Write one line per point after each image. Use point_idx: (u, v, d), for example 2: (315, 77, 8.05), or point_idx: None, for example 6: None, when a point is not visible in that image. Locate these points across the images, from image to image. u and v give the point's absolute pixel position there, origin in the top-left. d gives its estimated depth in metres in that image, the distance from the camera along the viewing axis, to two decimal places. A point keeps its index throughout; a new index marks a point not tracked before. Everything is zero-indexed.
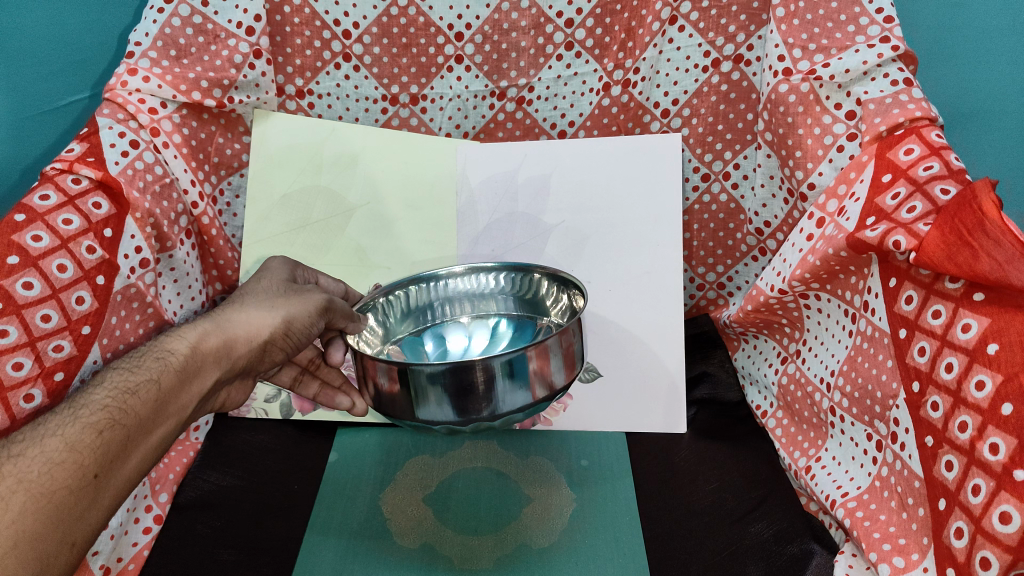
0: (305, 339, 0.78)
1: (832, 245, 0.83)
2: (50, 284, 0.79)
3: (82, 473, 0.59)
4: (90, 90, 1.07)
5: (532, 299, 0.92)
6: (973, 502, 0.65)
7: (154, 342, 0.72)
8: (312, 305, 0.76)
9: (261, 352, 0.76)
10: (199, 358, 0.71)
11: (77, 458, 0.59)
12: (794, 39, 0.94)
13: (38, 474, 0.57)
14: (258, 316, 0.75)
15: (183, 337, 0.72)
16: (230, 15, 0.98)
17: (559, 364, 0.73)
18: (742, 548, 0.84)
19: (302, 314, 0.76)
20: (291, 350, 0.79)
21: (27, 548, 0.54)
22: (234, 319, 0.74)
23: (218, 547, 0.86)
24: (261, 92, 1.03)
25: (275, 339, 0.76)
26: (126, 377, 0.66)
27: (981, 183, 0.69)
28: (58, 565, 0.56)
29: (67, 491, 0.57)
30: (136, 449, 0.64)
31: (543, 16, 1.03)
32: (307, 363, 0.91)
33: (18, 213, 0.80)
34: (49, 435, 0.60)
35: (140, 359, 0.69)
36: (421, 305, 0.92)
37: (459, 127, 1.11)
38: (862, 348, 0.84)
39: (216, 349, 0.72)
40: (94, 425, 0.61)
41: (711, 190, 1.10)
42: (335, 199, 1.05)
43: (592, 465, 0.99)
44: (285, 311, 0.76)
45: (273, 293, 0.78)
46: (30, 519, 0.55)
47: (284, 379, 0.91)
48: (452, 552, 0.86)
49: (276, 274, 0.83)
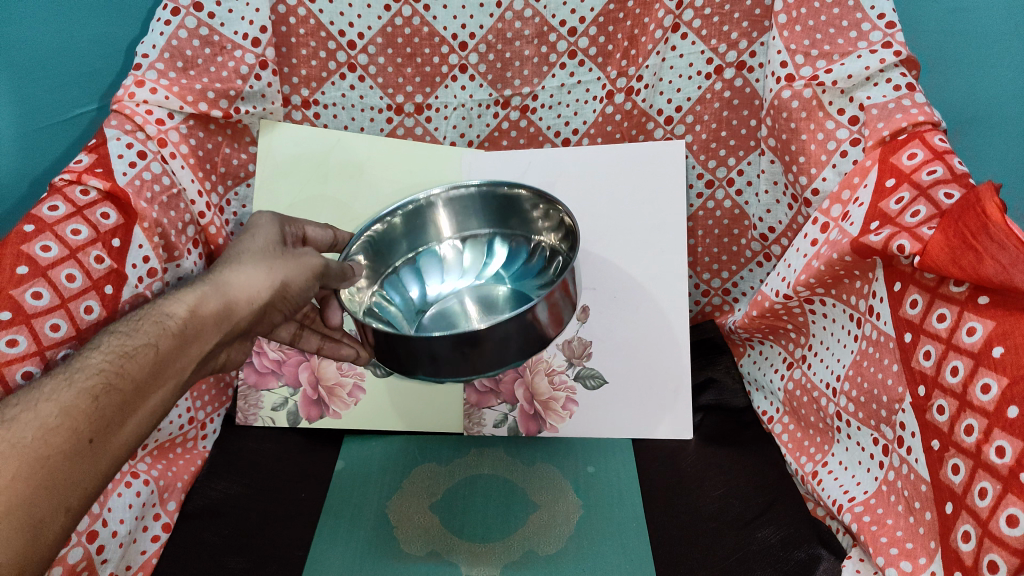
0: (303, 302, 0.78)
1: (836, 250, 0.84)
2: (59, 293, 0.79)
3: (77, 439, 0.59)
4: (97, 102, 1.08)
5: (510, 221, 0.94)
6: (980, 505, 0.65)
7: (153, 303, 0.71)
8: (312, 269, 0.76)
9: (261, 312, 0.76)
10: (198, 319, 0.70)
11: (71, 423, 0.59)
12: (796, 46, 0.94)
13: (31, 440, 0.57)
14: (257, 278, 0.74)
15: (183, 298, 0.71)
16: (235, 27, 0.99)
17: (549, 318, 0.76)
18: (749, 553, 0.86)
19: (301, 278, 0.75)
20: (290, 312, 0.79)
21: (21, 513, 0.55)
22: (233, 279, 0.73)
23: (226, 555, 0.87)
24: (267, 103, 1.04)
25: (275, 300, 0.75)
26: (124, 342, 0.66)
27: (985, 187, 0.68)
28: (52, 530, 0.57)
29: (60, 457, 0.58)
30: (133, 413, 0.64)
31: (546, 25, 1.03)
32: (304, 317, 0.89)
33: (27, 223, 0.81)
34: (44, 400, 0.60)
35: (137, 322, 0.68)
36: (395, 235, 0.93)
37: (464, 136, 1.12)
38: (867, 353, 0.84)
39: (216, 310, 0.71)
40: (88, 391, 0.61)
41: (715, 197, 1.10)
42: (341, 208, 1.06)
43: (598, 472, 0.99)
44: (283, 275, 0.75)
45: (269, 252, 0.77)
46: (22, 485, 0.55)
47: (285, 335, 0.89)
48: (460, 558, 0.87)
49: (273, 235, 0.81)
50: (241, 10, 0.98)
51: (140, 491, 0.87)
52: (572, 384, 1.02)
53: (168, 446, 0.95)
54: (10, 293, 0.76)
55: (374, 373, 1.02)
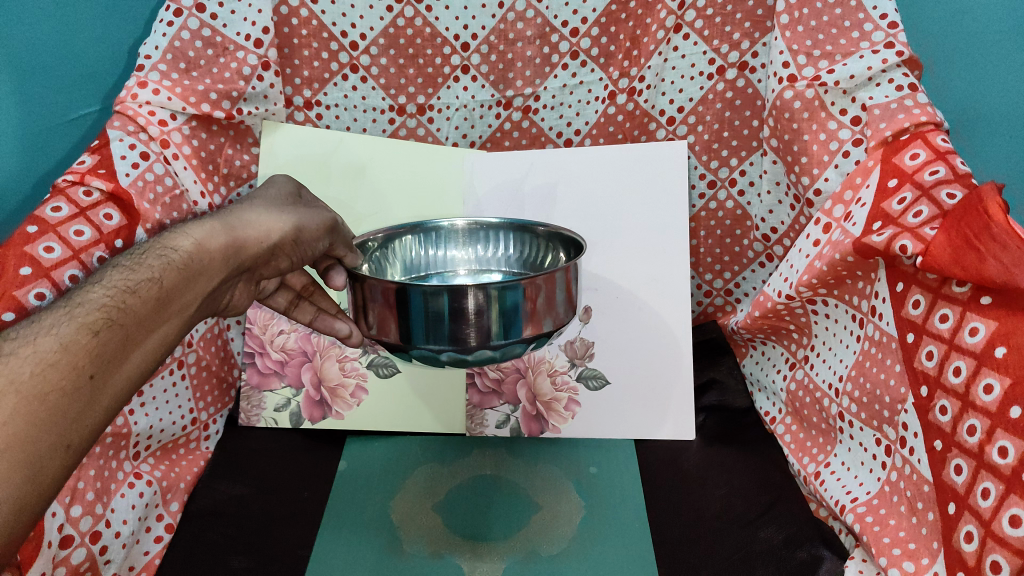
0: (308, 253, 0.79)
1: (839, 250, 0.84)
2: (62, 295, 0.79)
3: (78, 374, 0.55)
4: (99, 104, 1.08)
5: (530, 256, 0.93)
6: (983, 505, 0.65)
7: (154, 238, 0.69)
8: (322, 219, 0.78)
9: (266, 256, 0.76)
10: (205, 255, 0.69)
11: (72, 358, 0.55)
12: (798, 46, 0.94)
13: (30, 375, 0.53)
14: (268, 223, 0.74)
15: (188, 234, 0.69)
16: (237, 28, 0.99)
17: (551, 307, 0.73)
18: (753, 554, 0.84)
19: (309, 229, 0.77)
20: (294, 261, 0.79)
21: (20, 451, 0.51)
22: (242, 220, 0.73)
23: (230, 555, 0.86)
24: (269, 104, 1.04)
25: (282, 245, 0.76)
26: (126, 277, 0.63)
27: (986, 187, 0.69)
28: (52, 468, 0.53)
29: (61, 393, 0.54)
30: (136, 348, 0.61)
31: (548, 26, 1.03)
32: (302, 288, 0.89)
33: (30, 224, 0.81)
34: (43, 333, 0.56)
35: (141, 256, 0.65)
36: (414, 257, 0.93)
37: (466, 137, 1.12)
38: (870, 353, 0.84)
39: (223, 247, 0.70)
40: (89, 324, 0.58)
41: (717, 197, 1.10)
42: (343, 209, 1.06)
43: (601, 473, 0.99)
44: (292, 223, 0.76)
45: (277, 203, 0.78)
46: (20, 420, 0.51)
47: (281, 303, 0.90)
48: (462, 557, 0.86)
49: (281, 191, 0.81)
50: (243, 11, 0.98)
51: (143, 492, 0.88)
52: (574, 385, 1.03)
53: (171, 446, 0.97)
54: (14, 294, 0.76)
55: (376, 373, 1.05)
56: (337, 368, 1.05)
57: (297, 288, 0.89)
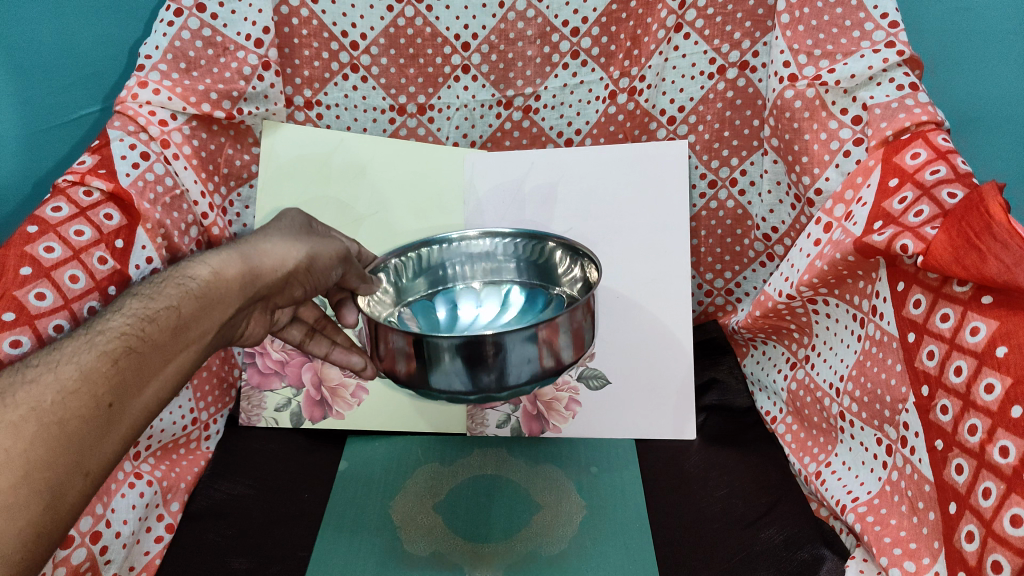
0: (322, 281, 0.81)
1: (840, 250, 0.83)
2: (62, 294, 0.79)
3: (97, 402, 0.58)
4: (100, 103, 1.07)
5: (544, 266, 0.93)
6: (984, 505, 0.65)
7: (175, 267, 0.72)
8: (335, 249, 0.80)
9: (281, 285, 0.78)
10: (221, 284, 0.71)
11: (90, 387, 0.58)
12: (799, 45, 0.94)
13: (50, 403, 0.57)
14: (283, 251, 0.76)
15: (206, 263, 0.72)
16: (238, 28, 0.99)
17: (568, 342, 0.73)
18: (754, 554, 0.84)
19: (324, 256, 0.79)
20: (309, 289, 0.81)
21: (40, 476, 0.54)
22: (257, 249, 0.75)
23: (231, 555, 0.86)
24: (270, 104, 1.04)
25: (296, 273, 0.78)
26: (146, 305, 0.66)
27: (988, 186, 0.69)
28: (71, 493, 0.56)
29: (80, 420, 0.57)
30: (155, 377, 0.64)
31: (549, 25, 1.03)
32: (315, 322, 0.90)
33: (30, 224, 0.81)
34: (64, 361, 0.60)
35: (160, 286, 0.68)
36: (431, 266, 0.92)
37: (466, 136, 1.12)
38: (871, 353, 0.84)
39: (239, 276, 0.73)
40: (109, 353, 0.61)
41: (718, 197, 1.10)
42: (344, 209, 1.06)
43: (601, 472, 0.98)
44: (307, 251, 0.78)
45: (293, 231, 0.80)
46: (41, 447, 0.55)
47: (295, 336, 0.91)
48: (462, 559, 0.85)
49: (295, 220, 0.83)
50: (243, 11, 0.98)
51: (144, 492, 0.87)
52: (575, 385, 1.03)
53: (172, 446, 0.96)
54: (14, 294, 0.76)
55: None
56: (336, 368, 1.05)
57: (310, 321, 0.90)
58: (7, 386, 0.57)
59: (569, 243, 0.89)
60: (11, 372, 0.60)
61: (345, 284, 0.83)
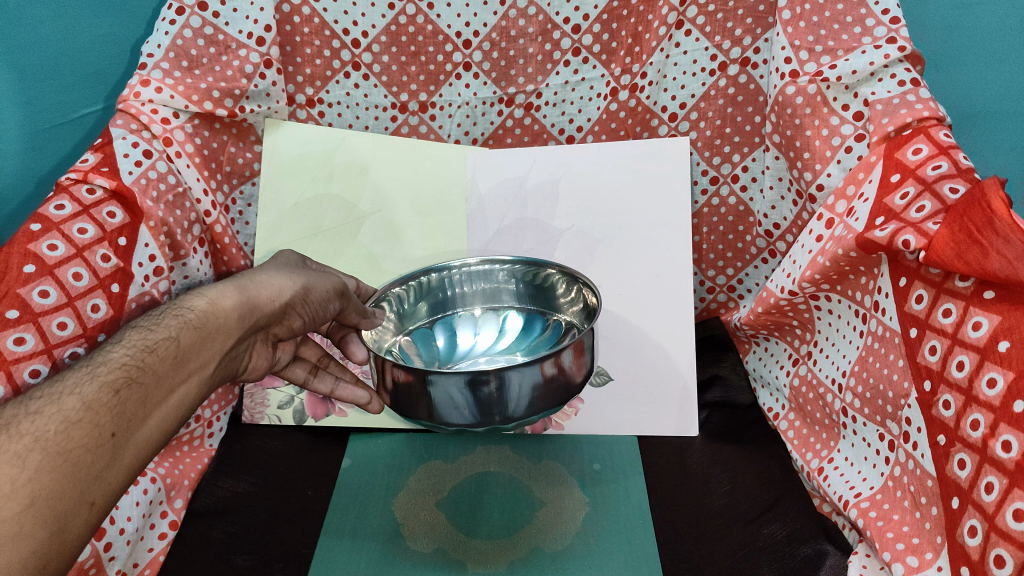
0: (321, 312, 0.80)
1: (842, 245, 0.83)
2: (66, 292, 0.79)
3: (99, 433, 0.58)
4: (103, 102, 1.08)
5: (542, 295, 0.95)
6: (987, 499, 0.65)
7: (173, 300, 0.72)
8: (333, 282, 0.80)
9: (279, 315, 0.78)
10: (218, 314, 0.71)
11: (93, 417, 0.58)
12: (800, 42, 0.95)
13: (54, 433, 0.56)
14: (280, 280, 0.77)
15: (203, 294, 0.72)
16: (240, 26, 0.99)
17: (569, 368, 0.74)
18: (756, 550, 0.84)
19: (321, 287, 0.79)
20: (308, 320, 0.80)
21: (44, 507, 0.53)
22: (254, 281, 0.76)
23: (234, 552, 0.86)
24: (272, 102, 1.04)
25: (294, 304, 0.78)
26: (145, 336, 0.66)
27: (989, 182, 0.69)
28: (75, 526, 0.55)
29: (83, 450, 0.57)
30: (155, 409, 0.64)
31: (550, 22, 1.03)
32: (318, 360, 0.91)
33: (34, 222, 0.81)
34: (66, 393, 0.59)
35: (159, 318, 0.69)
36: (430, 294, 0.94)
37: (468, 134, 1.12)
38: (872, 348, 0.84)
39: (235, 307, 0.72)
40: (110, 383, 0.61)
41: (720, 193, 1.10)
42: (345, 206, 1.06)
43: (604, 469, 0.98)
44: (304, 281, 0.78)
45: (290, 265, 0.81)
46: (45, 477, 0.54)
47: (299, 374, 0.89)
48: (468, 555, 0.85)
49: (289, 257, 0.85)
50: (245, 9, 0.99)
51: (147, 489, 0.87)
52: None
53: (175, 444, 0.96)
54: (18, 291, 0.76)
55: None
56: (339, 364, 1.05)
57: (309, 359, 0.90)
58: (8, 417, 0.56)
59: (570, 273, 0.89)
60: (11, 404, 0.59)
61: (345, 320, 0.82)
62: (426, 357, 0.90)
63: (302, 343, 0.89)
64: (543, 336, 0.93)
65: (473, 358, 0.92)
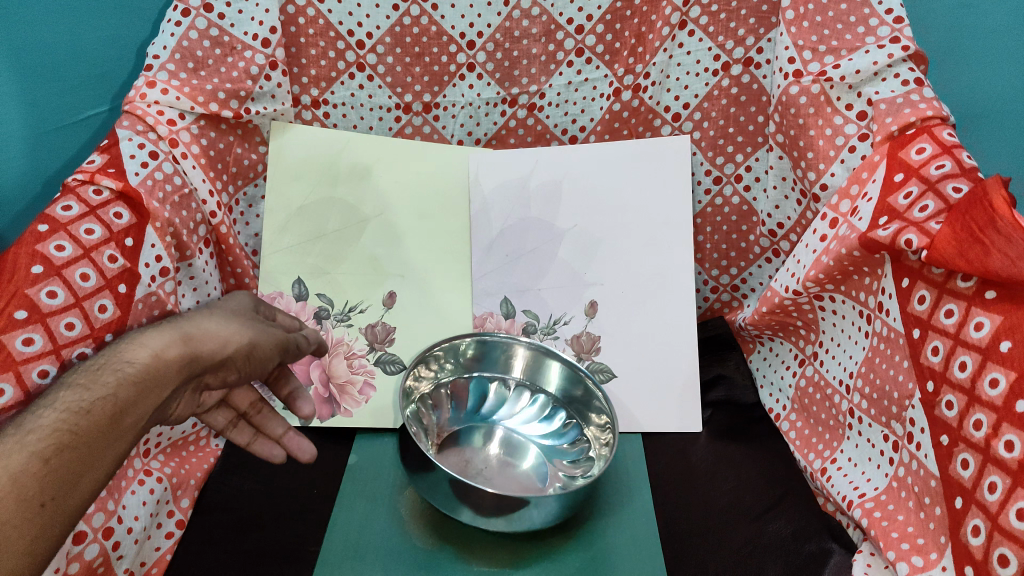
0: (260, 366, 0.82)
1: (845, 245, 0.84)
2: (74, 292, 0.80)
3: (26, 508, 0.57)
4: (108, 103, 1.08)
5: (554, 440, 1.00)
6: (990, 499, 0.65)
7: (113, 348, 0.70)
8: (274, 337, 0.83)
9: (218, 367, 0.78)
10: (162, 366, 0.70)
11: (20, 492, 0.57)
12: (803, 41, 0.95)
13: None
14: (229, 333, 0.77)
15: (145, 345, 0.70)
16: (245, 28, 0.99)
17: None
18: (760, 547, 0.85)
19: (266, 341, 0.81)
20: (244, 373, 0.81)
21: None
22: (201, 331, 0.75)
23: (241, 551, 0.87)
24: (277, 104, 1.05)
25: (237, 357, 0.78)
26: (81, 395, 0.64)
27: (992, 180, 0.69)
28: None
29: (8, 529, 0.56)
30: (88, 473, 0.63)
31: (554, 23, 1.03)
32: (247, 407, 0.91)
33: (41, 223, 0.81)
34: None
35: (97, 373, 0.67)
36: (475, 358, 1.04)
37: (471, 135, 1.13)
38: (878, 349, 0.84)
39: (179, 358, 0.71)
40: (41, 452, 0.60)
41: (723, 193, 1.10)
42: (349, 208, 1.07)
43: (608, 469, 0.98)
44: (252, 335, 0.79)
45: (237, 314, 0.81)
46: None
47: (220, 421, 0.88)
48: (469, 550, 0.86)
49: (242, 303, 0.85)
50: (250, 11, 0.99)
51: (153, 489, 0.88)
52: None
53: (182, 443, 0.97)
54: (26, 292, 0.76)
55: (384, 370, 1.06)
56: (345, 365, 1.05)
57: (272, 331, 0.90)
58: None
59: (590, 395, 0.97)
60: None
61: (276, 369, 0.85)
62: (452, 415, 1.01)
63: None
64: (565, 449, 0.99)
65: (498, 425, 1.01)
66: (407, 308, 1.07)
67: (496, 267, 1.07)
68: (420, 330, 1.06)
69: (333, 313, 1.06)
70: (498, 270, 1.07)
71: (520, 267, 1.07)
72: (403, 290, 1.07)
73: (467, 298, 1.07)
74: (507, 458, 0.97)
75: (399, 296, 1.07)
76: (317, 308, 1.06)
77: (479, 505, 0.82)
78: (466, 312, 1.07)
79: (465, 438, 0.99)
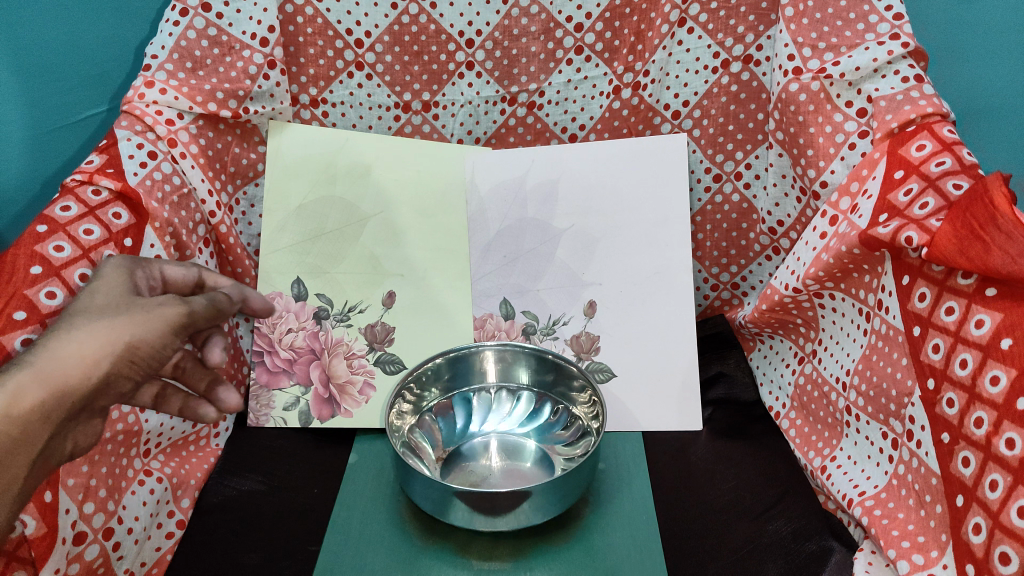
0: (161, 365, 0.61)
1: (844, 243, 0.84)
2: (72, 293, 0.78)
3: None
4: (108, 103, 1.08)
5: (554, 437, 1.00)
6: (991, 497, 0.65)
7: None
8: (162, 323, 0.60)
9: (102, 390, 0.59)
10: (8, 423, 0.52)
11: None
12: (803, 38, 0.95)
13: None
14: (94, 347, 0.57)
15: None
16: (244, 27, 0.99)
17: None
18: (761, 546, 0.84)
19: (152, 337, 0.59)
20: (141, 381, 0.61)
21: None
22: (54, 358, 0.56)
23: (242, 551, 0.86)
24: (275, 103, 1.04)
25: (119, 371, 0.58)
26: None
27: (992, 177, 0.69)
28: None
29: None
30: None
31: (553, 21, 1.03)
32: (170, 371, 0.74)
33: (40, 223, 0.81)
34: None
35: None
36: (447, 374, 1.03)
37: (471, 133, 1.12)
38: (876, 347, 0.84)
39: (39, 403, 0.54)
40: None
41: (723, 190, 1.10)
42: (349, 208, 1.07)
43: (610, 467, 0.97)
44: (132, 334, 0.59)
45: (110, 310, 0.61)
46: None
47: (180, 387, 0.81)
48: (471, 551, 0.85)
49: (126, 284, 0.66)
50: (249, 10, 0.99)
51: (153, 489, 0.88)
52: None
53: (182, 443, 0.97)
54: (25, 293, 0.75)
55: (383, 370, 1.06)
56: (346, 367, 1.05)
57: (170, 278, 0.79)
58: None
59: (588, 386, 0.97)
60: None
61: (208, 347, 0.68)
62: (445, 434, 1.00)
63: (165, 286, 0.73)
64: (561, 435, 1.00)
65: (490, 434, 1.01)
66: (406, 308, 1.07)
67: (496, 267, 1.07)
68: (419, 329, 1.06)
69: (332, 313, 1.07)
70: (498, 271, 1.07)
71: (519, 267, 1.07)
72: (402, 290, 1.07)
73: (467, 298, 1.07)
74: (510, 461, 0.96)
75: (397, 296, 1.07)
76: (317, 309, 1.07)
77: (479, 503, 0.81)
78: (467, 312, 1.07)
79: (466, 453, 0.98)
